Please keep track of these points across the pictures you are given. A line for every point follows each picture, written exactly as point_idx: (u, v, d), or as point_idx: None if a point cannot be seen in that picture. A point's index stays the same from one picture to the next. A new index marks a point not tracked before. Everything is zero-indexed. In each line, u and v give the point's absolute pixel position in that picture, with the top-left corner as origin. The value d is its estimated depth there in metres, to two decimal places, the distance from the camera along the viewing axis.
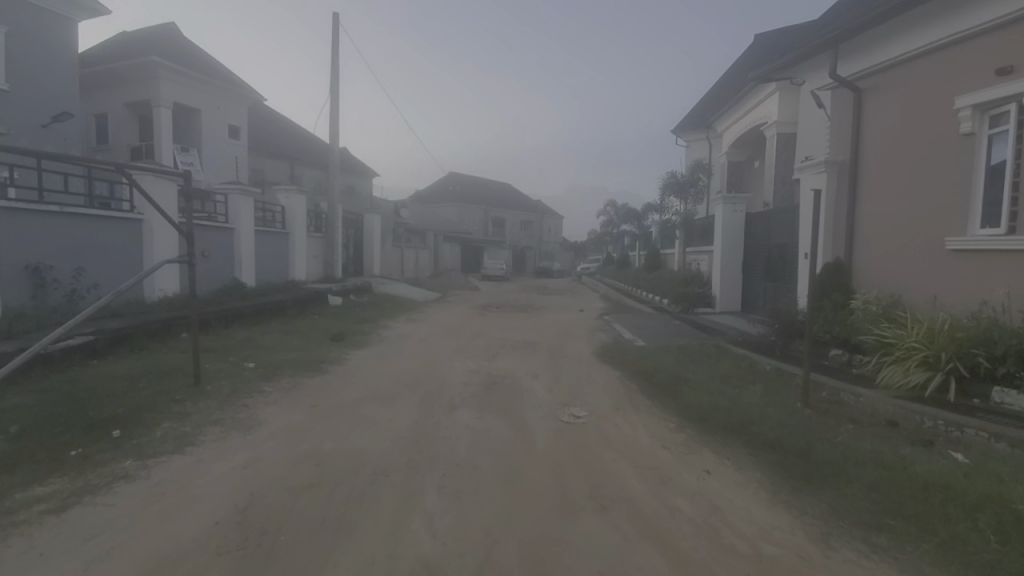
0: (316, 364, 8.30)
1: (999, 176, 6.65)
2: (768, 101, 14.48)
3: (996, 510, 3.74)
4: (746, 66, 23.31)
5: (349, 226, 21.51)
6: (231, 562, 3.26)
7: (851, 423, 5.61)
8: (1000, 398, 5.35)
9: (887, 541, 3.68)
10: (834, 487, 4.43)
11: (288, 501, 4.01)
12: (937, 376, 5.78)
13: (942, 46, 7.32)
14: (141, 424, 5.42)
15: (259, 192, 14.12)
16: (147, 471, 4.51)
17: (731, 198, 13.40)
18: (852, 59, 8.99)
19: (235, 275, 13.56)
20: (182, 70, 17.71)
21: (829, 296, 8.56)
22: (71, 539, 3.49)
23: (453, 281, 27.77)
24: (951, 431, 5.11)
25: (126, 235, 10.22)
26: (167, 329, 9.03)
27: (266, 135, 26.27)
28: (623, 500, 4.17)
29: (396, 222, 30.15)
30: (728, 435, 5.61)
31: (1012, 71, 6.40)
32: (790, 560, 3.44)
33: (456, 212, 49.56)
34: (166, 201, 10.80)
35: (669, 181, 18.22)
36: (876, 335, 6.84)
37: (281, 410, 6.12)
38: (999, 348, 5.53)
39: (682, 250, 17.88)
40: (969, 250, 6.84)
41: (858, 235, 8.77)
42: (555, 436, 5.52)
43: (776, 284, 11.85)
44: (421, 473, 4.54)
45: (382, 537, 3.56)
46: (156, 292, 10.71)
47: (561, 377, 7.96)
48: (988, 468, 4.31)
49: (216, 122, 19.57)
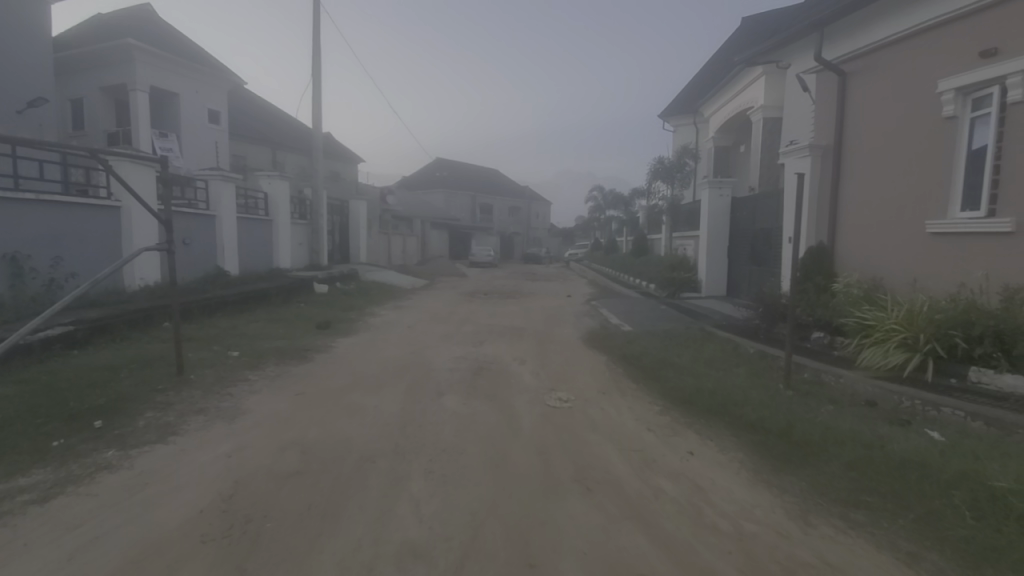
0: (302, 351, 8.26)
1: (980, 160, 6.71)
2: (753, 86, 14.46)
3: (970, 487, 3.86)
4: (733, 50, 23.11)
5: (335, 212, 21.23)
6: (216, 549, 3.26)
7: (832, 403, 5.71)
8: (977, 377, 5.48)
9: (864, 517, 3.77)
10: (814, 466, 4.51)
11: (274, 488, 4.00)
12: (916, 356, 5.89)
13: (925, 29, 7.35)
14: (123, 414, 5.35)
15: (241, 177, 13.77)
16: (131, 461, 4.45)
17: (717, 182, 13.48)
18: (838, 42, 8.97)
19: (217, 263, 13.37)
20: (160, 53, 17.22)
21: (812, 279, 8.68)
22: (56, 529, 3.46)
23: (441, 267, 27.67)
24: (928, 411, 5.23)
25: (104, 223, 9.98)
26: (149, 318, 8.88)
27: (247, 119, 25.72)
28: (608, 481, 4.22)
29: (383, 209, 29.95)
30: (711, 416, 5.69)
31: (996, 54, 6.42)
32: (769, 537, 3.53)
33: (444, 199, 49.19)
34: (144, 188, 10.54)
35: (656, 166, 18.30)
36: (856, 317, 6.97)
37: (265, 398, 6.06)
38: (977, 329, 5.64)
39: (669, 234, 17.96)
40: (950, 233, 6.93)
41: (841, 217, 8.85)
42: (542, 419, 5.58)
43: (760, 268, 11.96)
44: (408, 459, 4.54)
45: (368, 522, 3.57)
46: (136, 280, 10.50)
47: (547, 361, 8.01)
48: (964, 446, 4.42)
49: (195, 107, 19.07)
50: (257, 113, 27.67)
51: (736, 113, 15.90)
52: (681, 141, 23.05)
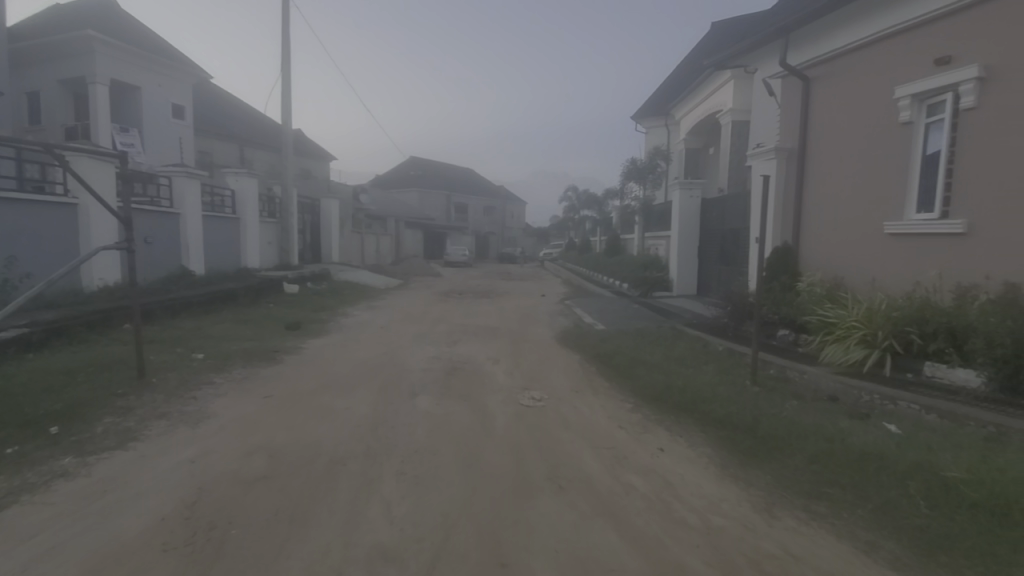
0: (270, 353, 8.06)
1: (933, 164, 7.00)
2: (723, 89, 14.75)
3: (925, 477, 4.03)
4: (702, 54, 23.59)
5: (305, 211, 20.83)
6: (179, 558, 3.16)
7: (796, 399, 5.88)
8: (932, 372, 5.72)
9: (826, 509, 3.90)
10: (778, 460, 4.64)
11: (240, 494, 3.91)
12: (874, 353, 6.12)
13: (884, 37, 7.64)
14: (81, 420, 5.13)
15: (206, 174, 13.36)
16: (89, 468, 4.28)
17: (687, 184, 13.74)
18: (802, 49, 9.25)
19: (182, 262, 12.96)
20: (122, 45, 16.60)
21: (778, 278, 8.93)
22: (7, 541, 3.30)
23: (416, 267, 27.46)
24: (886, 404, 5.44)
25: (60, 221, 9.56)
26: (108, 319, 8.55)
27: (213, 115, 25.00)
28: (580, 479, 4.25)
29: (356, 208, 29.49)
30: (681, 413, 5.80)
31: (949, 63, 6.71)
32: (736, 530, 3.61)
33: (418, 198, 48.78)
34: (104, 184, 10.14)
35: (629, 167, 18.80)
36: (819, 315, 7.21)
37: (232, 402, 5.90)
38: (931, 326, 5.89)
39: (641, 234, 18.23)
40: (907, 233, 7.22)
41: (805, 218, 9.13)
42: (515, 419, 5.59)
43: (729, 268, 12.24)
44: (379, 460, 4.48)
45: (338, 526, 3.52)
46: (95, 280, 10.09)
47: (521, 361, 8.03)
48: (920, 438, 4.61)
49: (159, 101, 18.43)
50: (224, 108, 26.92)
51: (706, 115, 16.21)
52: (653, 142, 23.38)
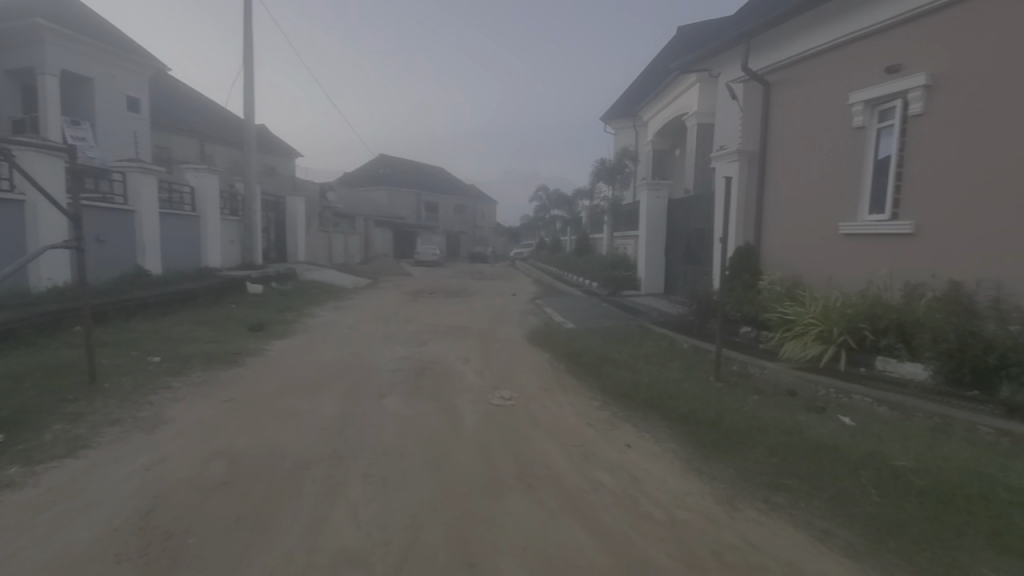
0: (232, 355, 7.82)
1: (885, 167, 7.33)
2: (689, 92, 15.04)
3: (876, 467, 4.23)
4: (668, 57, 24.07)
5: (269, 208, 20.30)
6: (132, 570, 3.03)
7: (757, 394, 6.07)
8: (883, 365, 6.00)
9: (785, 499, 4.04)
10: (740, 453, 4.78)
11: (199, 501, 3.78)
12: (830, 348, 6.37)
13: (839, 45, 7.95)
14: (26, 428, 4.86)
15: (163, 170, 12.85)
16: (36, 478, 4.06)
17: (654, 184, 13.99)
18: (763, 54, 9.54)
19: (137, 262, 12.44)
20: (73, 35, 15.82)
21: (740, 277, 9.19)
22: None
23: (385, 266, 27.11)
24: (841, 398, 5.68)
25: (4, 218, 9.05)
26: (57, 322, 8.13)
27: (171, 109, 24.06)
28: (548, 477, 4.28)
29: (323, 207, 28.89)
30: (647, 409, 5.90)
31: (898, 71, 7.04)
32: (699, 522, 3.71)
33: (387, 196, 48.14)
34: (52, 179, 9.63)
35: (599, 167, 19.14)
36: (779, 313, 7.45)
37: (191, 406, 5.69)
38: (882, 322, 6.17)
39: (610, 234, 18.48)
40: (860, 233, 7.54)
41: (766, 218, 9.42)
42: (484, 418, 5.58)
43: (694, 267, 12.53)
44: (345, 463, 4.41)
45: (302, 531, 3.44)
46: (43, 281, 9.58)
47: (490, 360, 8.03)
48: (871, 429, 4.83)
49: (113, 94, 17.64)
50: (183, 102, 25.95)
51: (672, 117, 16.52)
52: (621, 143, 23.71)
